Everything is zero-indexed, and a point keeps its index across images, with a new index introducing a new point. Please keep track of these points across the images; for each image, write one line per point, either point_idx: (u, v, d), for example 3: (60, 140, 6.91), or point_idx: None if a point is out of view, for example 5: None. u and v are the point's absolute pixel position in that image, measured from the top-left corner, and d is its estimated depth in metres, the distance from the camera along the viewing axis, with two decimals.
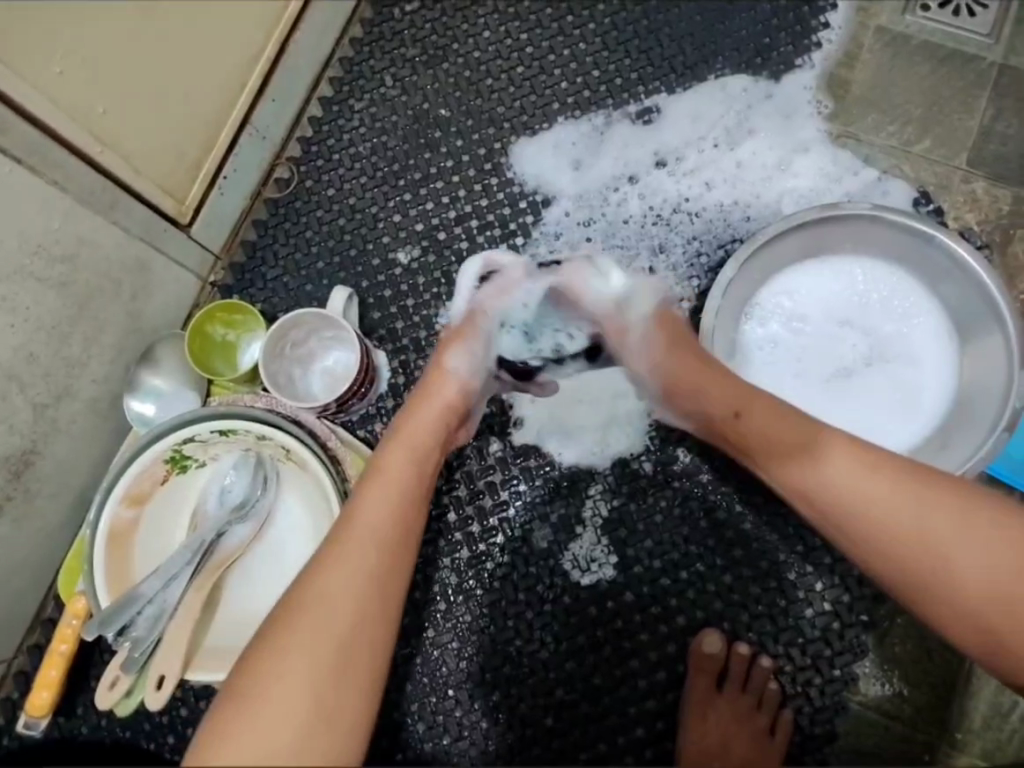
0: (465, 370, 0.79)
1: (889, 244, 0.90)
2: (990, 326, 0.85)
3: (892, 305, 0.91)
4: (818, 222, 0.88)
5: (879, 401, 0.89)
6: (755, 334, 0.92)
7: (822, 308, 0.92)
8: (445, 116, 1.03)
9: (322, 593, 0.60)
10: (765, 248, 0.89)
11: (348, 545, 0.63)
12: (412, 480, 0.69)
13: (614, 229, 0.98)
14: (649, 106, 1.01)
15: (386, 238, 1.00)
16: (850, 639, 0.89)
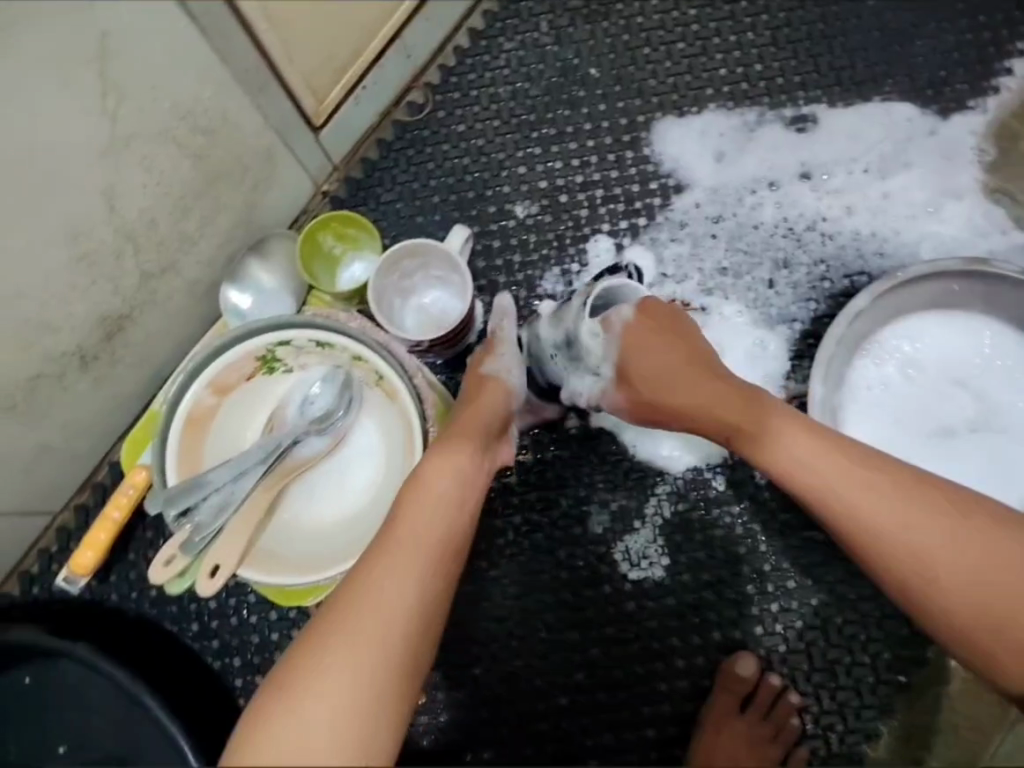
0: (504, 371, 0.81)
1: None
2: None
3: (1012, 376, 0.88)
4: (961, 273, 0.85)
5: (976, 469, 0.86)
6: (865, 371, 0.89)
7: (941, 361, 0.89)
8: (594, 76, 0.99)
9: (368, 596, 0.58)
10: (899, 288, 0.86)
11: (392, 550, 0.62)
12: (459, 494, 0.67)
13: (741, 232, 0.95)
14: (806, 114, 0.97)
15: (507, 188, 0.98)
16: (883, 695, 0.88)
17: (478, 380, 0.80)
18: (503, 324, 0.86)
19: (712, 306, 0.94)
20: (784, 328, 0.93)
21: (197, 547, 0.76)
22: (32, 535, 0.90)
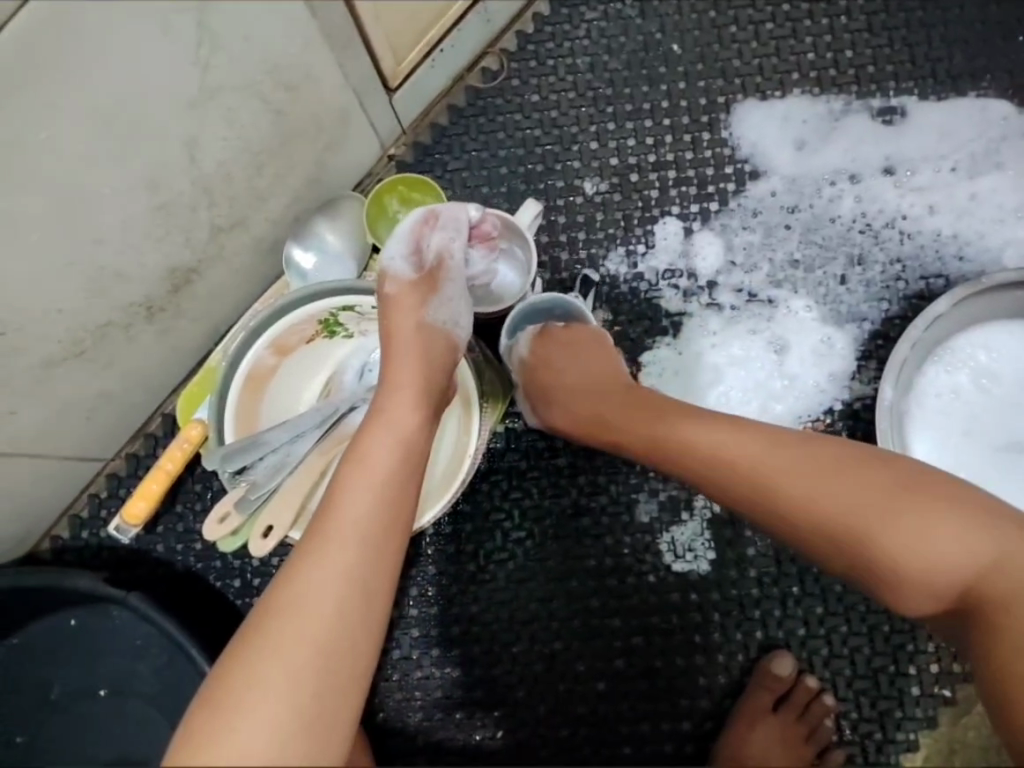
0: (446, 318, 0.75)
1: None
2: None
3: None
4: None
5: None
6: (937, 377, 0.86)
7: (1018, 373, 0.85)
8: (677, 53, 0.96)
9: (304, 595, 0.55)
10: (983, 293, 0.83)
11: (330, 539, 0.57)
12: (394, 462, 0.63)
13: (816, 225, 0.92)
14: (895, 106, 0.93)
15: (577, 163, 0.95)
16: (924, 707, 0.86)
17: (415, 332, 0.72)
18: (448, 252, 0.78)
19: (780, 298, 0.92)
20: (854, 327, 0.90)
21: (252, 507, 0.75)
22: (85, 480, 0.90)
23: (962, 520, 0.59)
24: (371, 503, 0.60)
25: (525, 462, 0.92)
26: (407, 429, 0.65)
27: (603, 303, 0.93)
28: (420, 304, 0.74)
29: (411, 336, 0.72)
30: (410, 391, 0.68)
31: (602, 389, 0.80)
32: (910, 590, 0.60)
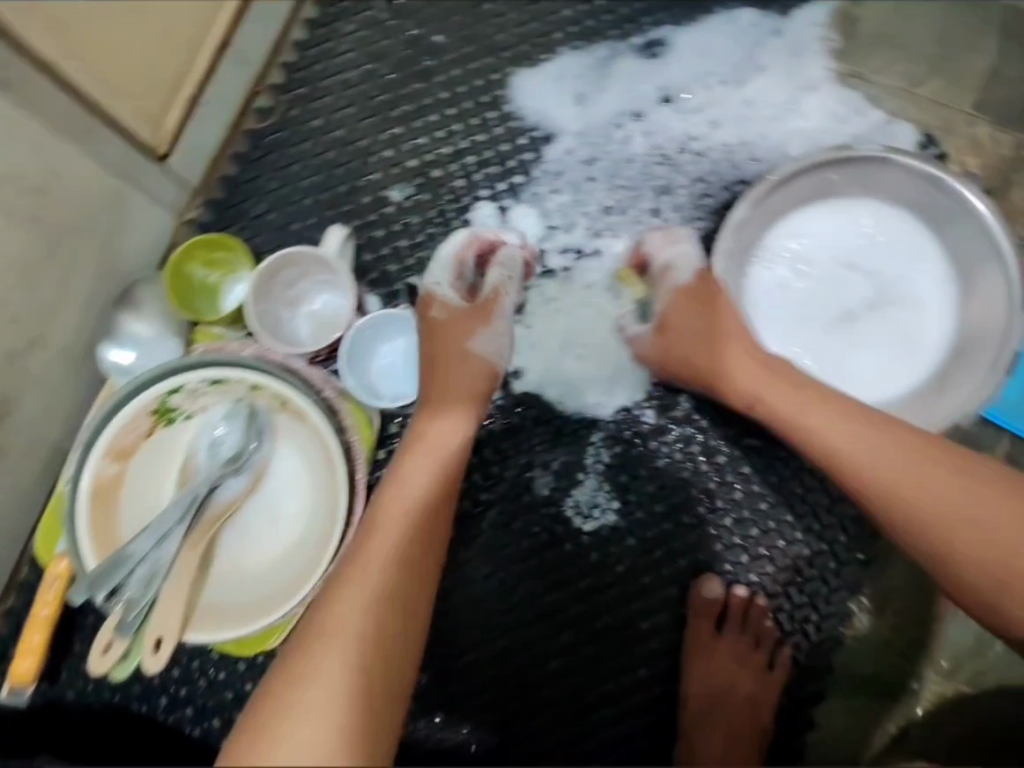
0: (495, 351, 0.84)
1: (898, 188, 0.89)
2: (990, 273, 0.85)
3: (896, 250, 0.91)
4: (832, 162, 0.87)
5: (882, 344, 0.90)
6: (762, 277, 0.91)
7: (828, 251, 0.91)
8: (441, 43, 0.96)
9: (351, 607, 0.60)
10: (775, 190, 0.88)
11: (371, 557, 0.64)
12: (434, 496, 0.72)
13: (617, 169, 0.95)
14: (655, 39, 0.96)
15: (378, 175, 0.95)
16: (846, 575, 0.90)
17: (459, 361, 0.82)
18: (505, 288, 0.87)
19: (605, 246, 0.95)
20: None
21: (134, 625, 0.74)
22: None
23: (960, 482, 0.67)
24: (413, 535, 0.68)
25: None
26: (454, 469, 0.75)
27: None
28: (469, 334, 0.83)
29: (462, 365, 0.82)
30: (457, 422, 0.77)
31: (735, 341, 0.81)
32: (911, 514, 0.68)
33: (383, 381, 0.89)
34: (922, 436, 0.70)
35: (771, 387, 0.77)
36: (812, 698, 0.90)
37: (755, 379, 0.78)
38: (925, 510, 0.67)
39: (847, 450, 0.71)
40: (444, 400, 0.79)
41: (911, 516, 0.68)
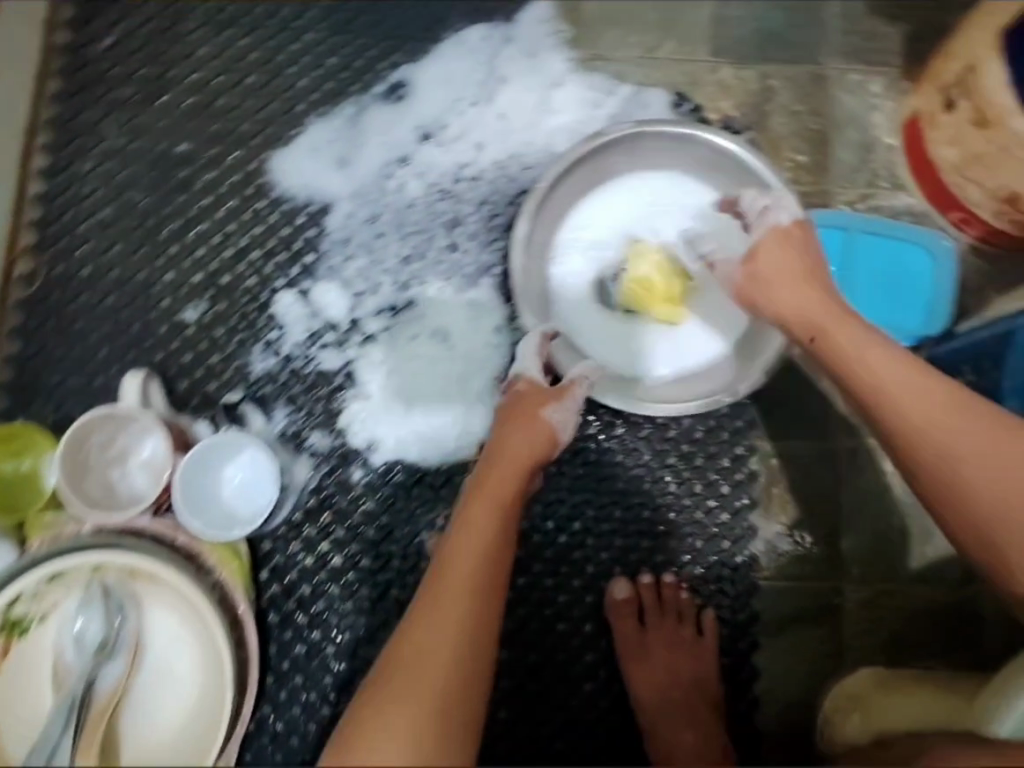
0: (560, 421, 0.82)
1: (662, 154, 0.92)
2: (767, 203, 0.89)
3: (684, 209, 0.93)
4: (589, 152, 0.89)
5: (697, 301, 0.93)
6: (566, 274, 0.93)
7: (619, 231, 0.94)
8: (187, 150, 0.94)
9: (423, 654, 0.63)
10: (550, 190, 0.89)
11: (445, 598, 0.67)
12: (501, 535, 0.72)
13: (402, 217, 0.95)
14: (397, 81, 0.95)
15: (168, 300, 0.93)
16: (740, 524, 0.93)
17: (529, 430, 0.80)
18: (583, 378, 0.85)
19: (417, 295, 0.94)
20: (488, 279, 0.95)
21: None
22: None
23: (982, 424, 0.69)
24: (481, 574, 0.69)
25: (309, 582, 0.91)
26: (513, 513, 0.75)
27: (276, 400, 0.92)
28: (539, 406, 0.82)
29: (527, 429, 0.80)
30: (522, 464, 0.78)
31: (783, 276, 0.80)
32: (938, 451, 0.70)
33: (242, 504, 0.86)
34: (947, 385, 0.71)
35: (836, 317, 0.77)
36: (749, 651, 0.92)
37: (767, 299, 0.81)
38: (957, 443, 0.69)
39: (874, 372, 0.73)
40: (512, 447, 0.79)
41: (936, 449, 0.70)
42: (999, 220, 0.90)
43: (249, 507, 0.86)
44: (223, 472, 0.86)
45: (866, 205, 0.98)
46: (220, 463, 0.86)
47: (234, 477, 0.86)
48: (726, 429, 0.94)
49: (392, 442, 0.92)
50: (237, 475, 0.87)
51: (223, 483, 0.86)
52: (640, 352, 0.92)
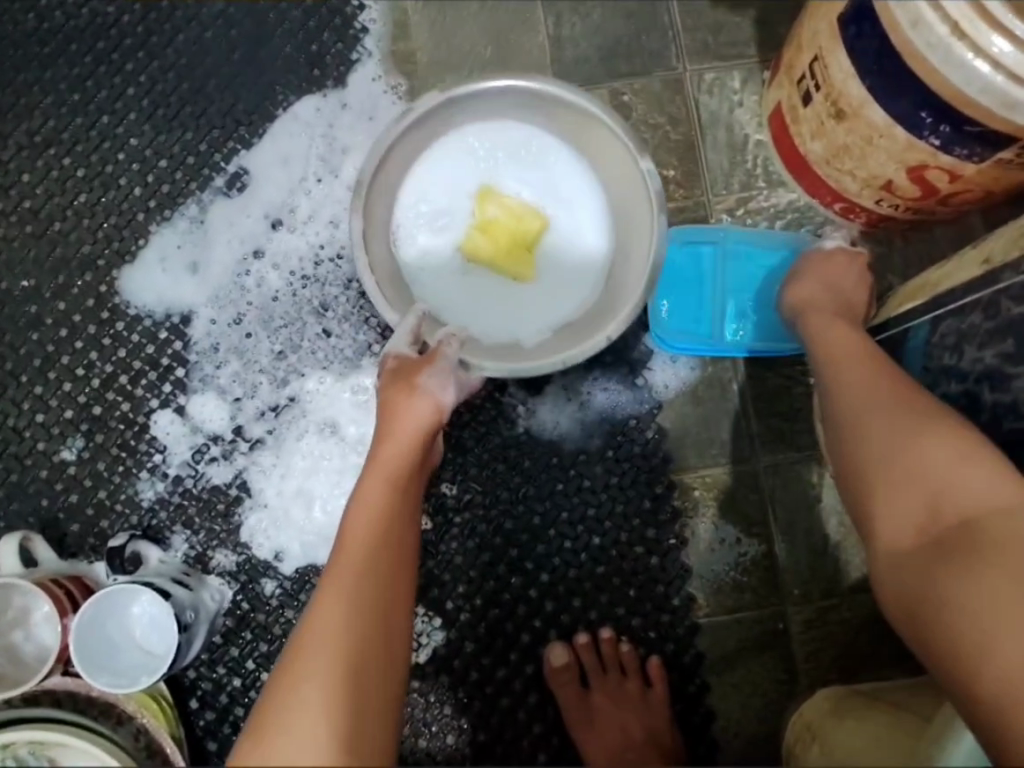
0: (439, 388, 0.72)
1: (481, 103, 0.84)
2: (600, 128, 0.83)
3: (517, 157, 0.87)
4: (402, 131, 0.80)
5: (561, 251, 0.87)
6: (412, 253, 0.86)
7: (454, 194, 0.87)
8: (32, 285, 0.91)
9: (330, 630, 0.54)
10: (375, 180, 0.80)
11: (347, 573, 0.58)
12: (399, 509, 0.64)
13: (268, 312, 0.91)
14: (235, 170, 0.92)
15: (42, 443, 0.89)
16: (673, 565, 0.90)
17: (412, 412, 0.70)
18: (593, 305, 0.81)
19: (297, 390, 0.90)
20: (369, 359, 0.91)
21: None
22: None
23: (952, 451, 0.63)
24: (384, 549, 0.60)
25: (240, 705, 0.87)
26: (413, 495, 0.67)
27: (172, 526, 0.88)
28: (416, 381, 0.72)
29: (409, 402, 0.70)
30: (413, 438, 0.69)
31: (808, 270, 0.83)
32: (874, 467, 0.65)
33: (153, 641, 0.81)
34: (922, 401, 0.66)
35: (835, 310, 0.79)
36: (701, 691, 0.90)
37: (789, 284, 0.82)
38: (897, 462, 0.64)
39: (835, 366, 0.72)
40: (398, 423, 0.69)
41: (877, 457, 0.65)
42: (883, 206, 0.86)
43: (161, 642, 0.80)
44: (124, 614, 0.80)
45: (745, 211, 0.94)
46: (119, 603, 0.80)
47: (138, 615, 0.81)
48: (641, 469, 0.91)
49: (300, 545, 0.88)
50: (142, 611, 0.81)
51: (130, 624, 0.81)
52: (512, 316, 0.86)
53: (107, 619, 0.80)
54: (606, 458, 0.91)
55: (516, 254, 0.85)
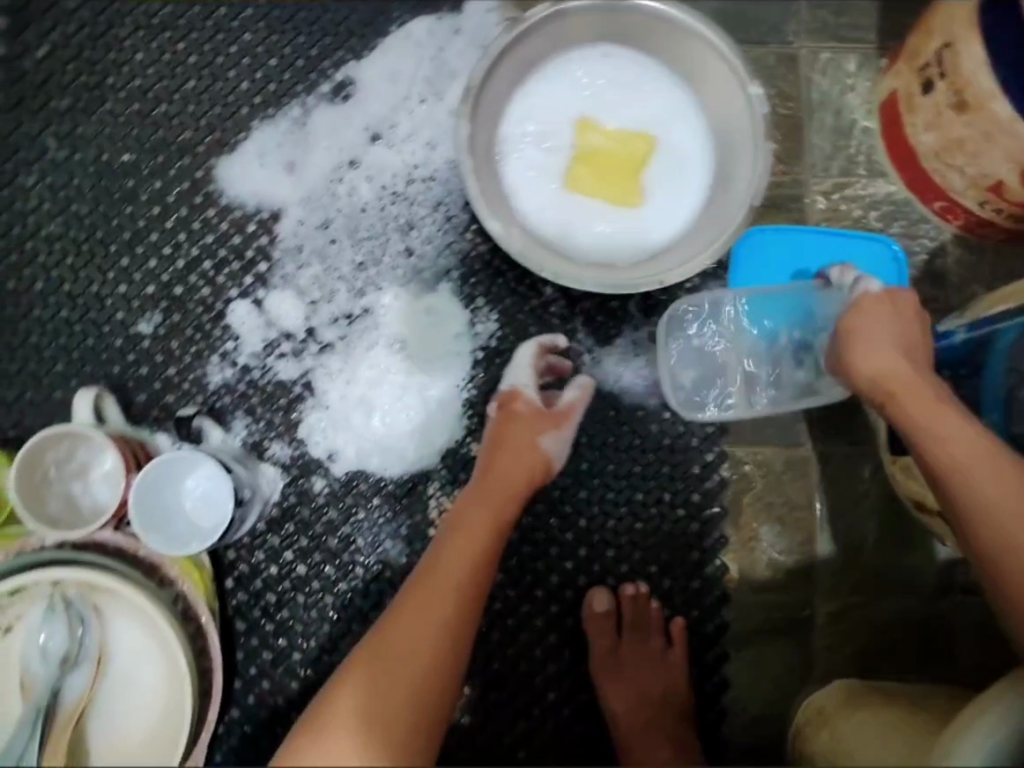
0: (552, 449, 0.83)
1: (589, 26, 0.86)
2: (704, 54, 0.85)
3: (622, 82, 0.89)
4: (512, 46, 0.83)
5: (654, 178, 0.89)
6: (518, 171, 0.89)
7: (559, 115, 0.89)
8: (131, 160, 0.93)
9: (397, 639, 0.67)
10: (483, 91, 0.83)
11: (425, 592, 0.70)
12: (486, 542, 0.75)
13: (355, 222, 0.92)
14: (343, 80, 0.93)
15: (120, 313, 0.92)
16: (711, 532, 0.91)
17: (516, 452, 0.81)
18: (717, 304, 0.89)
19: (372, 303, 0.92)
20: (444, 284, 0.92)
21: None
22: None
23: None
24: (466, 576, 0.72)
25: (273, 592, 0.90)
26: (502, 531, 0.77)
27: (234, 412, 0.91)
28: (535, 429, 0.83)
29: (513, 441, 0.82)
30: (515, 480, 0.80)
31: (857, 319, 0.76)
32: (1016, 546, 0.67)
33: (203, 516, 0.85)
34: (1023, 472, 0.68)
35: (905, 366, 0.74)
36: (719, 659, 0.91)
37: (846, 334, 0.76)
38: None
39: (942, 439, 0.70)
40: (505, 463, 0.81)
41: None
42: (985, 209, 0.85)
43: (211, 518, 0.85)
44: (181, 486, 0.85)
45: (840, 196, 0.94)
46: (178, 474, 0.84)
47: (194, 489, 0.85)
48: (695, 434, 0.92)
49: (354, 451, 0.91)
50: (197, 486, 0.85)
51: (185, 496, 0.85)
52: (610, 239, 0.89)
53: (165, 487, 0.84)
54: (661, 417, 0.91)
55: (603, 176, 0.88)
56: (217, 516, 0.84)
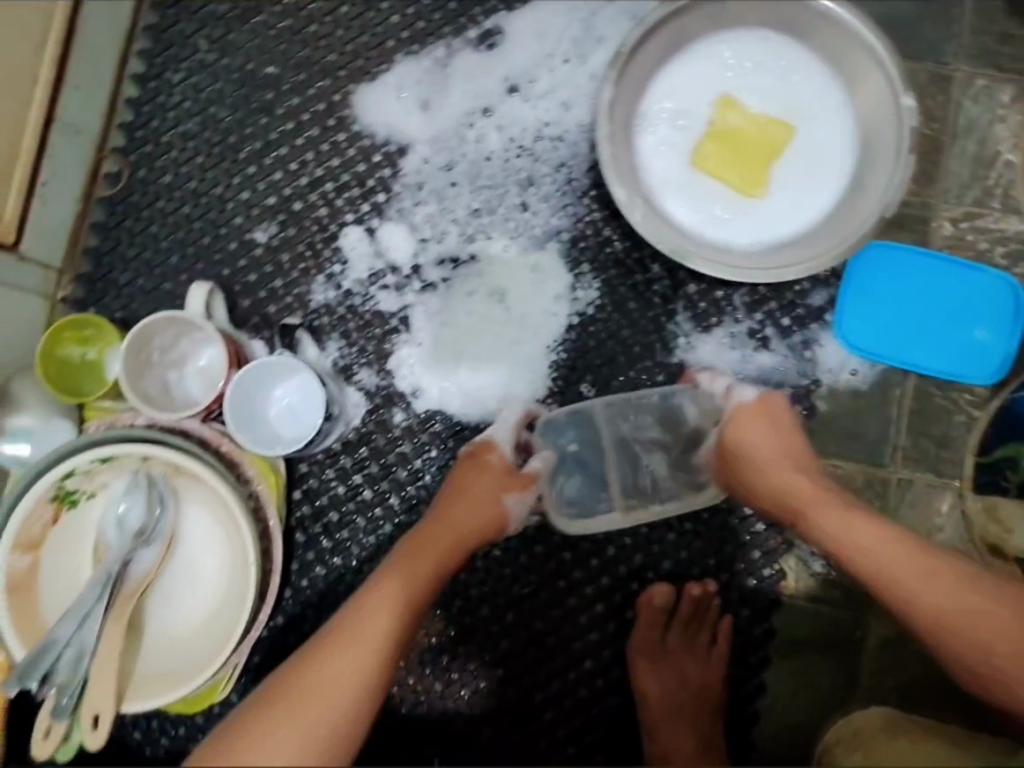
0: (513, 508, 0.84)
1: (750, 9, 0.86)
2: (862, 56, 0.83)
3: (770, 72, 0.89)
4: (671, 17, 0.83)
5: (784, 172, 0.88)
6: (651, 144, 0.89)
7: (703, 95, 0.89)
8: (275, 73, 0.95)
9: (346, 637, 0.68)
10: (633, 58, 0.84)
11: (380, 594, 0.71)
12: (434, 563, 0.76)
13: (477, 169, 0.94)
14: (491, 28, 0.94)
15: (239, 219, 0.95)
16: (775, 536, 0.91)
17: (462, 495, 0.82)
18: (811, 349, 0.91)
19: (480, 250, 0.93)
20: (553, 244, 0.93)
21: (69, 707, 0.75)
22: None
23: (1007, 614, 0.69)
24: (418, 586, 0.73)
25: (337, 511, 0.92)
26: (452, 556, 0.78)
27: (331, 332, 0.93)
28: (489, 483, 0.84)
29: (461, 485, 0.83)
30: (455, 516, 0.81)
31: (769, 427, 0.83)
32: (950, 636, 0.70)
33: (286, 426, 0.88)
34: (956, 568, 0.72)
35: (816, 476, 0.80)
36: (759, 663, 0.91)
37: (745, 447, 0.83)
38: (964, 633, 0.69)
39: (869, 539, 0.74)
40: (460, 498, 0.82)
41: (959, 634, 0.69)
42: None
43: (293, 431, 0.88)
44: (270, 394, 0.88)
45: (968, 225, 0.92)
46: (268, 383, 0.88)
47: (280, 400, 0.89)
48: None
49: (438, 390, 0.92)
50: (285, 397, 0.89)
51: (272, 404, 0.89)
52: (728, 226, 0.88)
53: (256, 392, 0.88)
54: None
55: (735, 161, 0.88)
56: (300, 429, 0.88)
